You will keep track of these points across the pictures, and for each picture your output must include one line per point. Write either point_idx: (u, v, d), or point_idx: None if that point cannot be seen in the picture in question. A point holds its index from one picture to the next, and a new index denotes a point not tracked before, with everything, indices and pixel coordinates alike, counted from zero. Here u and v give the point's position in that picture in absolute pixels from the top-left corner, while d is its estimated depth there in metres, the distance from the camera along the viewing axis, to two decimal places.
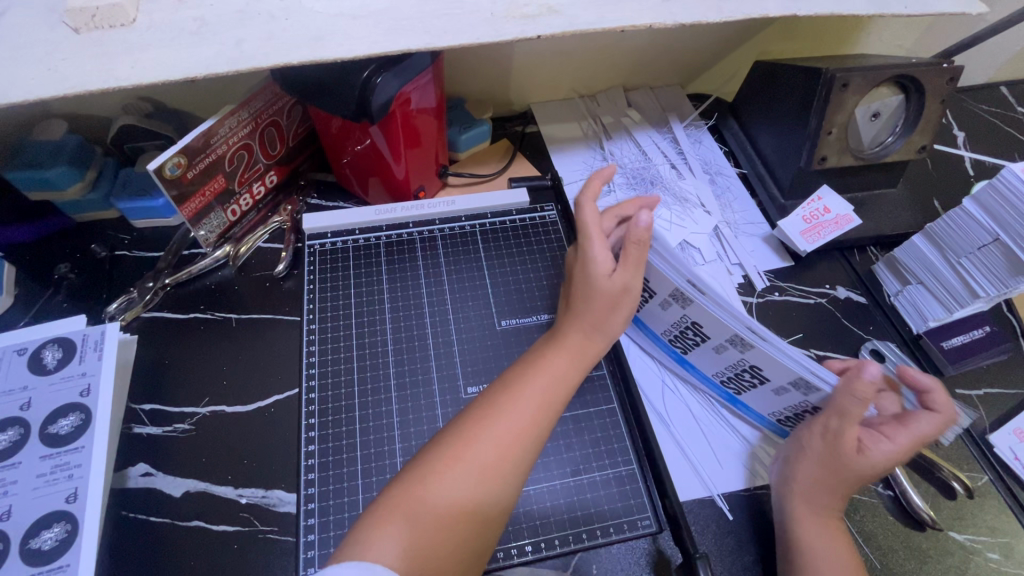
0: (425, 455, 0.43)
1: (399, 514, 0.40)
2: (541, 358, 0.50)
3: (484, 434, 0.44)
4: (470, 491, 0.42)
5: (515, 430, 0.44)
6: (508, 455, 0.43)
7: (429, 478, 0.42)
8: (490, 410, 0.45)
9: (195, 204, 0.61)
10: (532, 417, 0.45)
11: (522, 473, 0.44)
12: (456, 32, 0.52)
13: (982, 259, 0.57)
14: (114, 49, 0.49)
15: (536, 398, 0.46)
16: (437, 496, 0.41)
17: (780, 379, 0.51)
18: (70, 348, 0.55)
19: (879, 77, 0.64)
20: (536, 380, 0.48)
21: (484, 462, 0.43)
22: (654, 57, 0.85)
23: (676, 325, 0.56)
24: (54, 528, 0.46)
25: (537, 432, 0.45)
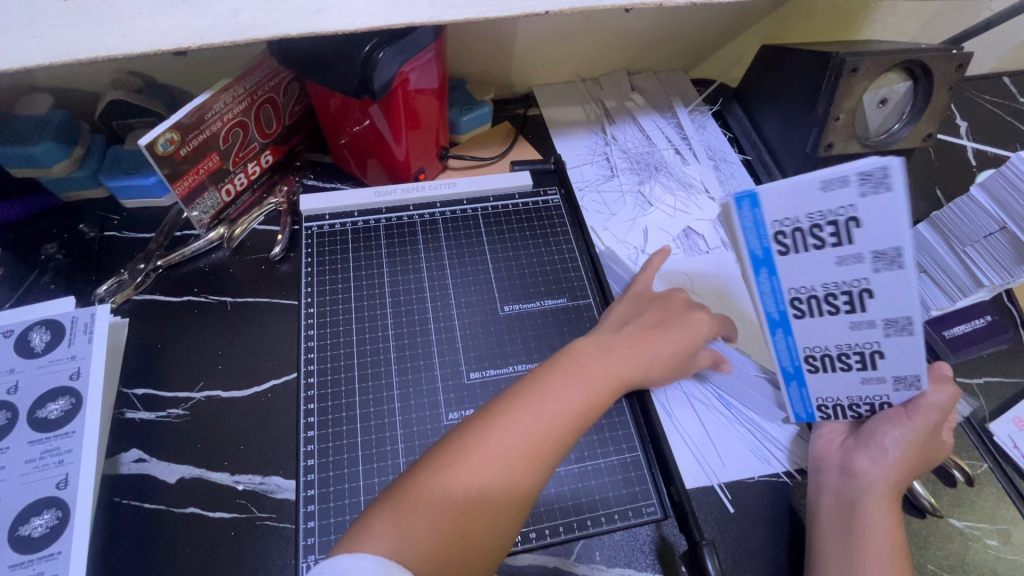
0: (443, 445, 0.41)
1: (412, 505, 0.38)
2: (579, 355, 0.47)
3: (506, 429, 0.41)
4: (487, 488, 0.39)
5: (541, 427, 0.42)
6: (529, 455, 0.41)
7: (443, 470, 0.40)
8: (517, 402, 0.43)
9: (188, 182, 0.59)
10: (562, 418, 0.43)
11: (544, 473, 0.41)
12: (462, 7, 0.50)
13: (989, 247, 0.57)
14: (103, 16, 0.47)
15: (571, 393, 0.44)
16: (452, 487, 0.39)
17: (893, 370, 0.46)
18: (59, 330, 0.53)
19: (890, 62, 0.63)
20: (572, 379, 0.45)
21: (504, 459, 0.40)
22: (659, 39, 0.84)
23: (811, 288, 0.44)
24: (44, 514, 0.45)
25: (567, 432, 0.43)
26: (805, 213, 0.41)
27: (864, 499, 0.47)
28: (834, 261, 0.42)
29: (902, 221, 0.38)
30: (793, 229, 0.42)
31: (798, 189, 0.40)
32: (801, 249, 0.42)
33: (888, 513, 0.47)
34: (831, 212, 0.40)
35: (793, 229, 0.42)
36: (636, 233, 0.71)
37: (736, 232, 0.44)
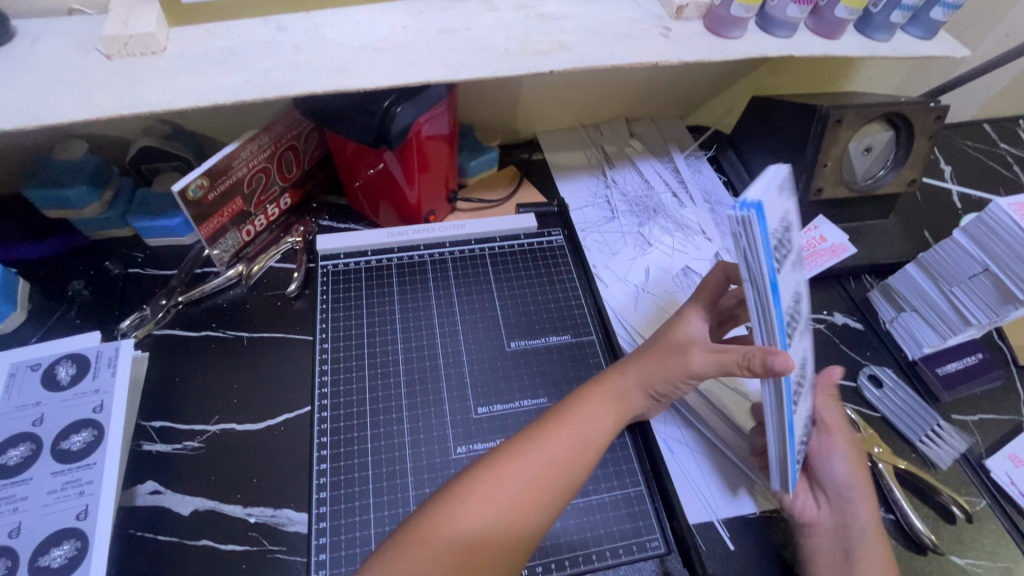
0: (452, 486, 0.44)
1: (421, 543, 0.40)
2: (581, 397, 0.51)
3: (511, 471, 0.44)
4: (493, 527, 0.42)
5: (544, 469, 0.45)
6: (534, 496, 0.43)
7: (453, 510, 0.42)
8: (524, 445, 0.46)
9: (214, 224, 0.62)
10: (564, 461, 0.46)
11: (546, 514, 0.44)
12: (472, 66, 0.55)
13: (973, 288, 0.61)
14: (148, 75, 0.51)
15: (571, 441, 0.47)
16: (461, 528, 0.41)
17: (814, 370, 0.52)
18: (84, 364, 0.55)
19: (870, 115, 0.68)
20: (574, 420, 0.48)
21: (510, 499, 0.43)
22: (655, 91, 0.89)
23: (790, 304, 0.42)
24: (63, 545, 0.46)
25: (569, 476, 0.46)
26: (785, 218, 0.39)
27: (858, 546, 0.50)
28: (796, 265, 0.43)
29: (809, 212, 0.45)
30: (783, 240, 0.39)
31: (780, 193, 0.39)
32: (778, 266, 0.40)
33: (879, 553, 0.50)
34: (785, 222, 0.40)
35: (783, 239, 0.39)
36: (636, 272, 0.74)
37: (760, 251, 0.36)
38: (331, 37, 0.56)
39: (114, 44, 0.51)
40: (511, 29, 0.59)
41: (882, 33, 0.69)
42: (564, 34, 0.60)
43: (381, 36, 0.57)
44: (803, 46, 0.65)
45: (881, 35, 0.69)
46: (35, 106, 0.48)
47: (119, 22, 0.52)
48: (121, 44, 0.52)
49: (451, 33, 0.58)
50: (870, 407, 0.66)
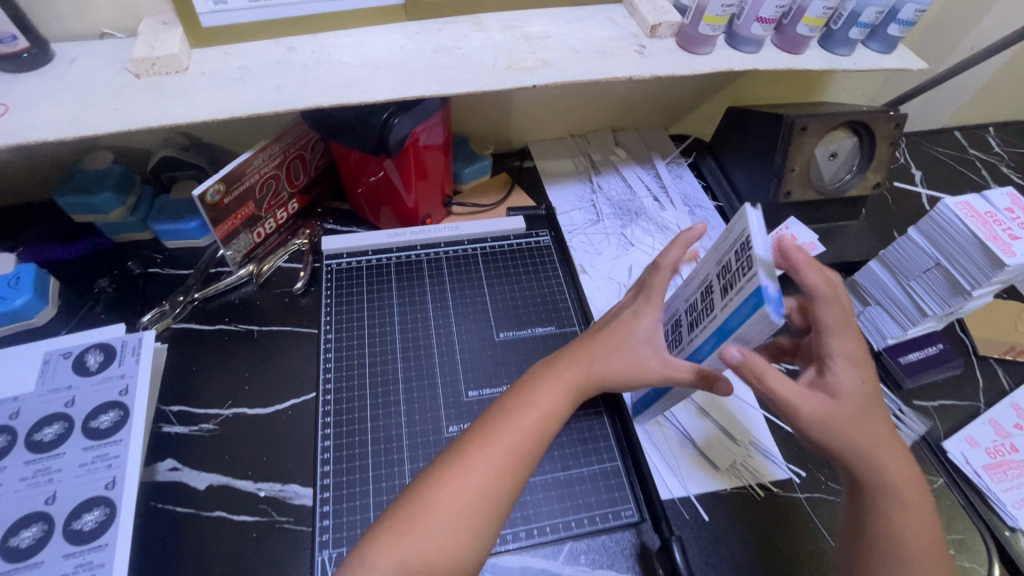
0: (407, 498, 0.47)
1: (389, 547, 0.44)
2: (534, 389, 0.53)
3: (462, 475, 0.47)
4: (452, 528, 0.45)
5: (496, 467, 0.48)
6: (487, 493, 0.47)
7: (410, 520, 0.45)
8: (473, 447, 0.49)
9: (228, 226, 0.68)
10: (514, 453, 0.49)
11: (503, 506, 0.48)
12: (463, 81, 0.61)
13: (928, 281, 0.66)
14: (173, 92, 0.58)
15: (525, 429, 0.50)
16: (419, 534, 0.45)
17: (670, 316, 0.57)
18: (111, 352, 0.61)
19: (833, 123, 0.74)
20: (524, 415, 0.51)
21: (463, 501, 0.46)
22: (639, 102, 0.95)
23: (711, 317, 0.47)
24: (94, 511, 0.51)
25: (521, 468, 0.49)
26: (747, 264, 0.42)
27: (885, 508, 0.46)
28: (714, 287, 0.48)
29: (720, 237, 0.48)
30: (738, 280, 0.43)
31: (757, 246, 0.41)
32: (716, 308, 0.46)
33: (916, 515, 0.46)
34: (723, 265, 0.46)
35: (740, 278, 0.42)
36: (619, 270, 0.79)
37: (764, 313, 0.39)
38: (336, 56, 0.62)
39: (142, 64, 0.58)
40: (498, 48, 0.65)
41: (842, 48, 0.74)
42: (547, 51, 0.66)
43: (381, 55, 0.63)
44: (768, 61, 0.71)
45: (841, 50, 0.74)
46: (73, 120, 0.54)
47: (147, 45, 0.59)
48: (149, 65, 0.58)
49: (444, 52, 0.64)
50: None
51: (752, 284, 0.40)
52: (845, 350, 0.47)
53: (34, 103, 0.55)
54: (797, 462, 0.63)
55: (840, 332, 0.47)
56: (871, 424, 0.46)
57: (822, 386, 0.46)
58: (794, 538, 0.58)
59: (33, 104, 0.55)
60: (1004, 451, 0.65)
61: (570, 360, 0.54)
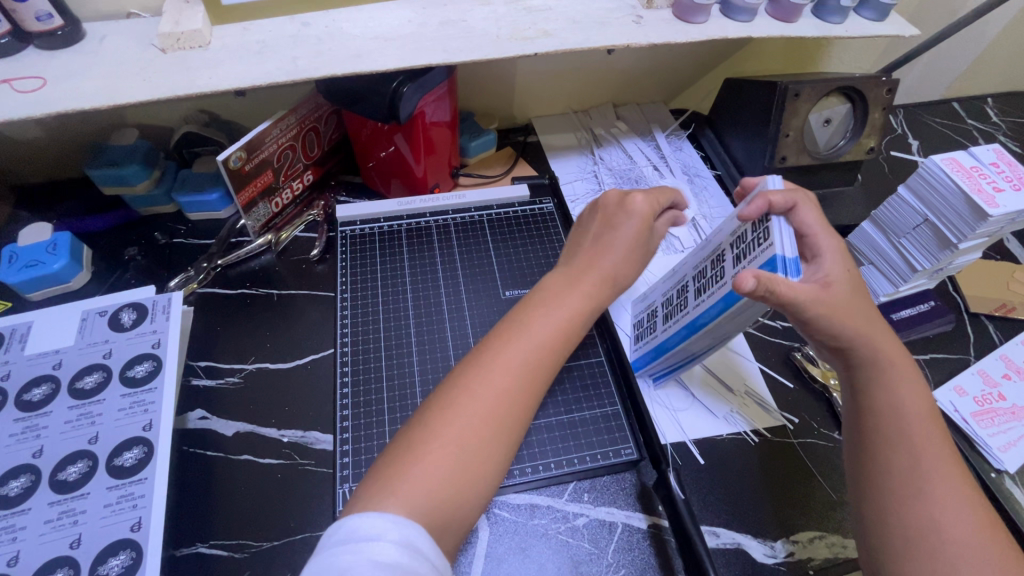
0: (415, 425, 0.46)
1: (402, 471, 0.43)
2: (544, 302, 0.53)
3: (470, 397, 0.47)
4: (466, 449, 0.45)
5: (503, 387, 0.48)
6: (496, 413, 0.47)
7: (419, 446, 0.45)
8: (478, 371, 0.48)
9: (249, 193, 0.72)
10: (522, 372, 0.49)
11: (513, 426, 0.48)
12: (468, 50, 0.64)
13: (918, 237, 0.68)
14: (197, 64, 0.62)
15: (531, 346, 0.50)
16: (433, 458, 0.44)
17: (666, 300, 0.63)
18: (143, 310, 0.65)
19: (825, 89, 0.77)
20: (530, 333, 0.51)
21: (473, 422, 0.46)
22: (638, 77, 0.98)
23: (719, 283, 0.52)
24: (134, 450, 0.56)
25: (533, 385, 0.49)
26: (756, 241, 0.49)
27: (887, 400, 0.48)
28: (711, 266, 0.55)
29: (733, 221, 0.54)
30: (747, 256, 0.49)
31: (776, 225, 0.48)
32: (725, 277, 0.52)
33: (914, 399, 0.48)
34: (732, 241, 0.52)
35: (749, 255, 0.49)
36: None
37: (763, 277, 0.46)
38: (347, 30, 0.66)
39: (168, 39, 0.62)
40: (501, 20, 0.69)
41: (835, 16, 0.76)
42: (547, 22, 0.69)
43: (390, 28, 0.66)
44: (762, 28, 0.74)
45: (834, 17, 0.76)
46: (106, 90, 0.58)
47: (171, 21, 0.62)
48: (175, 40, 0.62)
49: (449, 24, 0.67)
50: None
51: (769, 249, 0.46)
52: (830, 247, 0.49)
53: (70, 77, 0.60)
54: (790, 410, 0.66)
55: (821, 229, 0.50)
56: (869, 308, 0.49)
57: (813, 279, 0.48)
58: (787, 476, 0.61)
59: (69, 77, 0.59)
60: (991, 399, 0.68)
61: (585, 267, 0.56)
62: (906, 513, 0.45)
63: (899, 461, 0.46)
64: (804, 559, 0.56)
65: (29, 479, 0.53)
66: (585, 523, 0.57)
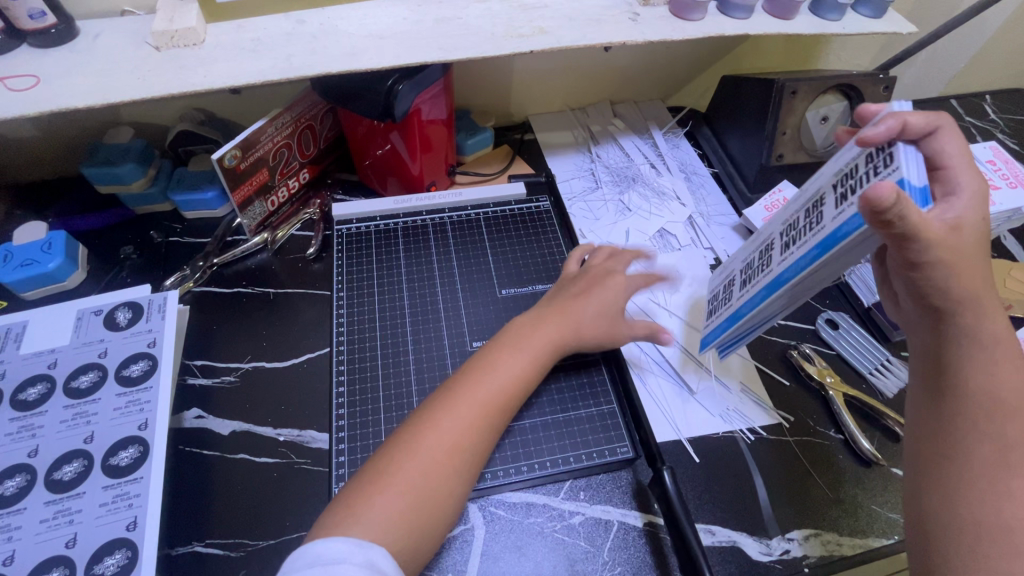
0: (378, 459, 0.49)
1: (363, 503, 0.46)
2: (513, 344, 0.57)
3: (432, 433, 0.50)
4: (426, 483, 0.48)
5: (465, 425, 0.51)
6: (457, 448, 0.50)
7: (381, 478, 0.47)
8: (441, 410, 0.51)
9: (244, 192, 0.72)
10: (485, 410, 0.52)
11: (472, 460, 0.51)
12: (463, 48, 0.64)
13: None
14: (191, 62, 0.61)
15: (492, 388, 0.53)
16: (394, 491, 0.47)
17: (749, 264, 0.60)
18: (139, 309, 0.65)
19: (823, 86, 0.76)
20: (494, 374, 0.54)
21: (434, 458, 0.49)
22: (635, 75, 0.98)
23: (819, 227, 0.47)
24: (129, 449, 0.55)
25: (492, 421, 0.53)
26: (873, 168, 0.43)
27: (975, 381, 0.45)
28: (809, 210, 0.50)
29: (841, 154, 0.48)
30: (858, 186, 0.44)
31: (907, 152, 0.42)
32: (827, 220, 0.46)
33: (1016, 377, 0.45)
34: (839, 176, 0.46)
35: (863, 184, 0.43)
36: (617, 234, 0.82)
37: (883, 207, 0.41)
38: (342, 27, 0.65)
39: (162, 37, 0.61)
40: (497, 17, 0.68)
41: (833, 13, 0.76)
42: (543, 20, 0.69)
43: (385, 26, 0.66)
44: (759, 25, 0.74)
45: (832, 15, 0.76)
46: (100, 89, 0.58)
47: (165, 19, 0.62)
48: (168, 38, 0.61)
49: (445, 21, 0.67)
50: (827, 346, 0.73)
51: (896, 175, 0.40)
52: (971, 187, 0.44)
53: (63, 75, 0.59)
54: (787, 408, 0.66)
55: (962, 163, 0.44)
56: (982, 269, 0.44)
57: (947, 215, 0.43)
58: (782, 475, 0.61)
59: (62, 75, 0.59)
60: None
61: (552, 316, 0.60)
62: (978, 505, 0.43)
63: (985, 450, 0.44)
64: (800, 556, 0.56)
65: (24, 479, 0.53)
66: (581, 521, 0.57)
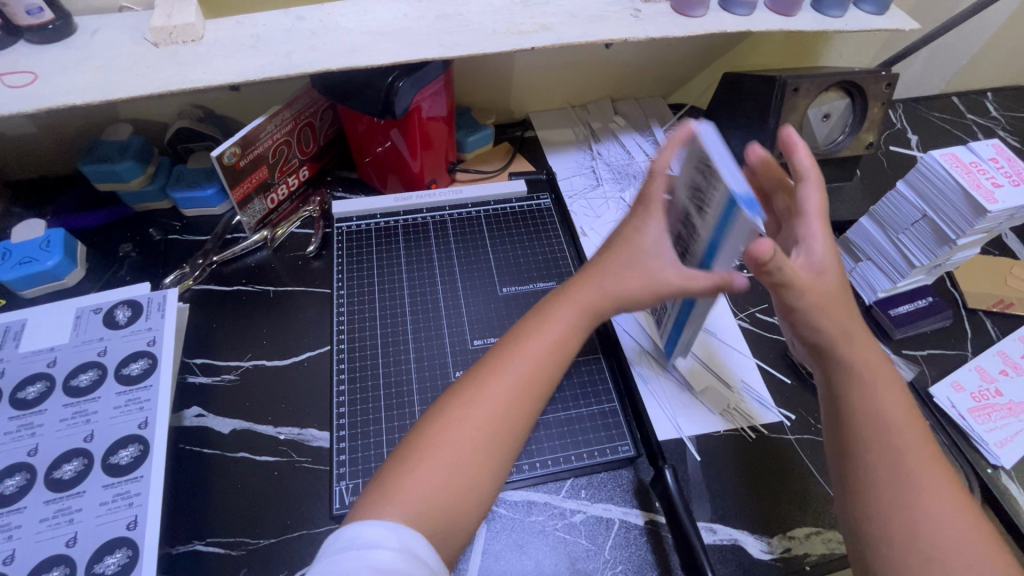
0: (420, 433, 0.48)
1: (408, 477, 0.45)
2: (550, 312, 0.54)
3: (476, 406, 0.48)
4: (470, 457, 0.47)
5: (510, 396, 0.49)
6: (502, 421, 0.48)
7: (426, 452, 0.46)
8: (483, 382, 0.50)
9: (244, 189, 0.72)
10: (529, 381, 0.50)
11: (516, 432, 0.49)
12: (464, 45, 0.64)
13: (916, 233, 0.68)
14: (190, 59, 0.61)
15: (535, 356, 0.51)
16: (439, 466, 0.45)
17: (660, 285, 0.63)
18: (138, 307, 0.64)
19: (825, 83, 0.76)
20: (535, 343, 0.52)
21: (479, 431, 0.47)
22: (636, 71, 0.97)
23: (693, 229, 0.52)
24: (129, 448, 0.55)
25: (527, 402, 0.50)
26: (711, 175, 0.47)
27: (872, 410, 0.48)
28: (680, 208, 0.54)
29: (688, 154, 0.52)
30: (708, 190, 0.48)
31: (723, 163, 0.45)
32: (696, 227, 0.51)
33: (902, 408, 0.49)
34: (693, 183, 0.50)
35: (709, 189, 0.47)
36: None
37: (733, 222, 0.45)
38: (342, 24, 0.65)
39: (161, 33, 0.61)
40: (498, 13, 0.68)
41: (835, 10, 0.76)
42: (545, 16, 0.68)
43: (385, 22, 0.66)
44: (761, 22, 0.73)
45: (834, 11, 0.76)
46: (98, 86, 0.58)
47: (163, 15, 0.61)
48: (167, 34, 0.61)
49: (446, 18, 0.67)
50: None
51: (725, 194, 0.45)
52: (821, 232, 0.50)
53: (60, 71, 0.59)
54: (788, 406, 0.66)
55: (817, 215, 0.50)
56: (851, 305, 0.50)
57: (809, 265, 0.49)
58: (783, 474, 0.61)
59: (60, 72, 0.59)
60: (988, 395, 0.68)
61: (586, 281, 0.55)
62: (887, 519, 0.45)
63: (880, 468, 0.46)
64: (801, 555, 0.56)
65: (24, 478, 0.53)
66: (582, 520, 0.57)
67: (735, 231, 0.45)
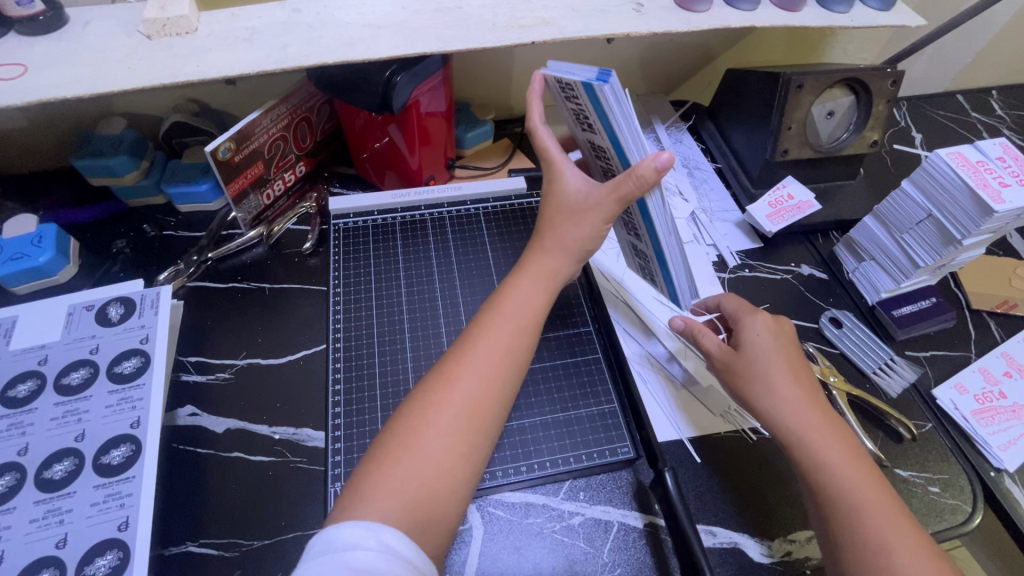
0: (395, 427, 0.47)
1: (387, 471, 0.44)
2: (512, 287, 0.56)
3: (451, 394, 0.48)
4: (448, 446, 0.46)
5: (482, 379, 0.49)
6: (477, 407, 0.48)
7: (404, 444, 0.45)
8: (456, 368, 0.49)
9: (239, 185, 0.71)
10: (500, 362, 0.50)
11: (493, 418, 0.49)
12: (463, 39, 0.63)
13: (921, 233, 0.67)
14: (183, 51, 0.60)
15: (504, 335, 0.52)
16: (419, 458, 0.44)
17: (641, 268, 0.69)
18: (131, 305, 0.63)
19: (830, 80, 0.75)
20: (501, 320, 0.53)
21: (456, 420, 0.47)
22: (638, 67, 0.96)
23: (605, 148, 0.56)
24: (121, 448, 0.54)
25: (501, 382, 0.50)
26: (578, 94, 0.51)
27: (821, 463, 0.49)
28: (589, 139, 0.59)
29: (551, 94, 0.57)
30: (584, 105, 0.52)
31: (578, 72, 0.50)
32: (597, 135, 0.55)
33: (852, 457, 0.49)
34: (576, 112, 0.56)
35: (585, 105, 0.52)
36: None
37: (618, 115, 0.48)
38: (338, 16, 0.64)
39: (154, 25, 0.59)
40: (499, 7, 0.67)
41: (841, 5, 0.74)
42: (546, 10, 0.67)
43: (383, 15, 0.64)
44: (765, 18, 0.72)
45: (840, 7, 0.74)
46: (90, 78, 0.57)
47: (157, 6, 0.60)
48: (160, 26, 0.60)
49: (445, 11, 0.65)
50: (830, 344, 0.72)
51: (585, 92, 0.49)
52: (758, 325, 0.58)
53: (51, 64, 0.58)
54: None
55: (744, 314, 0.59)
56: (799, 372, 0.54)
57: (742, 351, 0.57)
58: (784, 476, 0.61)
59: (50, 64, 0.58)
60: (992, 397, 0.67)
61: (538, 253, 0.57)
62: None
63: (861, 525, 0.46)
64: (802, 559, 0.56)
65: (14, 478, 0.52)
66: (580, 522, 0.56)
67: (610, 112, 0.49)
